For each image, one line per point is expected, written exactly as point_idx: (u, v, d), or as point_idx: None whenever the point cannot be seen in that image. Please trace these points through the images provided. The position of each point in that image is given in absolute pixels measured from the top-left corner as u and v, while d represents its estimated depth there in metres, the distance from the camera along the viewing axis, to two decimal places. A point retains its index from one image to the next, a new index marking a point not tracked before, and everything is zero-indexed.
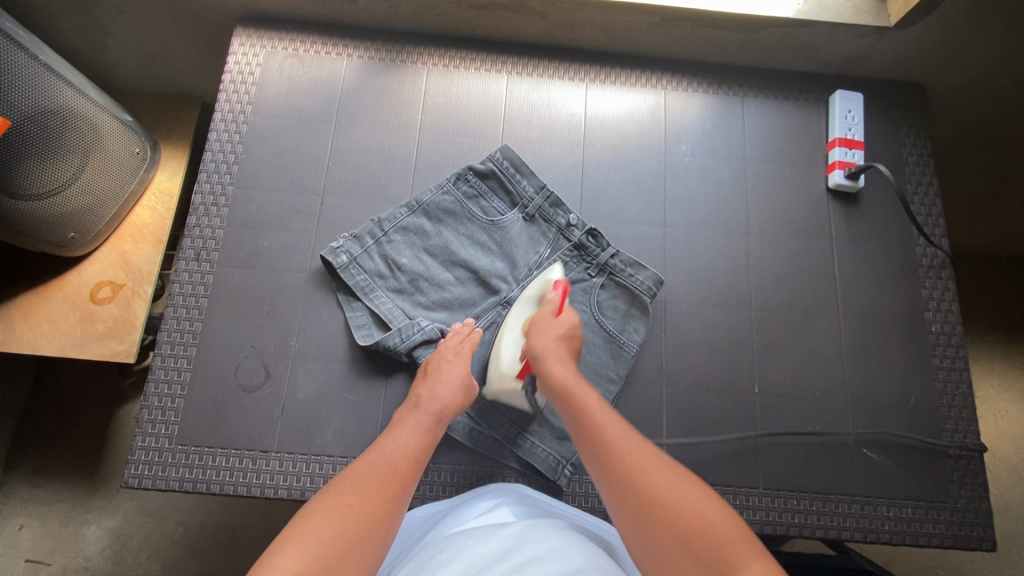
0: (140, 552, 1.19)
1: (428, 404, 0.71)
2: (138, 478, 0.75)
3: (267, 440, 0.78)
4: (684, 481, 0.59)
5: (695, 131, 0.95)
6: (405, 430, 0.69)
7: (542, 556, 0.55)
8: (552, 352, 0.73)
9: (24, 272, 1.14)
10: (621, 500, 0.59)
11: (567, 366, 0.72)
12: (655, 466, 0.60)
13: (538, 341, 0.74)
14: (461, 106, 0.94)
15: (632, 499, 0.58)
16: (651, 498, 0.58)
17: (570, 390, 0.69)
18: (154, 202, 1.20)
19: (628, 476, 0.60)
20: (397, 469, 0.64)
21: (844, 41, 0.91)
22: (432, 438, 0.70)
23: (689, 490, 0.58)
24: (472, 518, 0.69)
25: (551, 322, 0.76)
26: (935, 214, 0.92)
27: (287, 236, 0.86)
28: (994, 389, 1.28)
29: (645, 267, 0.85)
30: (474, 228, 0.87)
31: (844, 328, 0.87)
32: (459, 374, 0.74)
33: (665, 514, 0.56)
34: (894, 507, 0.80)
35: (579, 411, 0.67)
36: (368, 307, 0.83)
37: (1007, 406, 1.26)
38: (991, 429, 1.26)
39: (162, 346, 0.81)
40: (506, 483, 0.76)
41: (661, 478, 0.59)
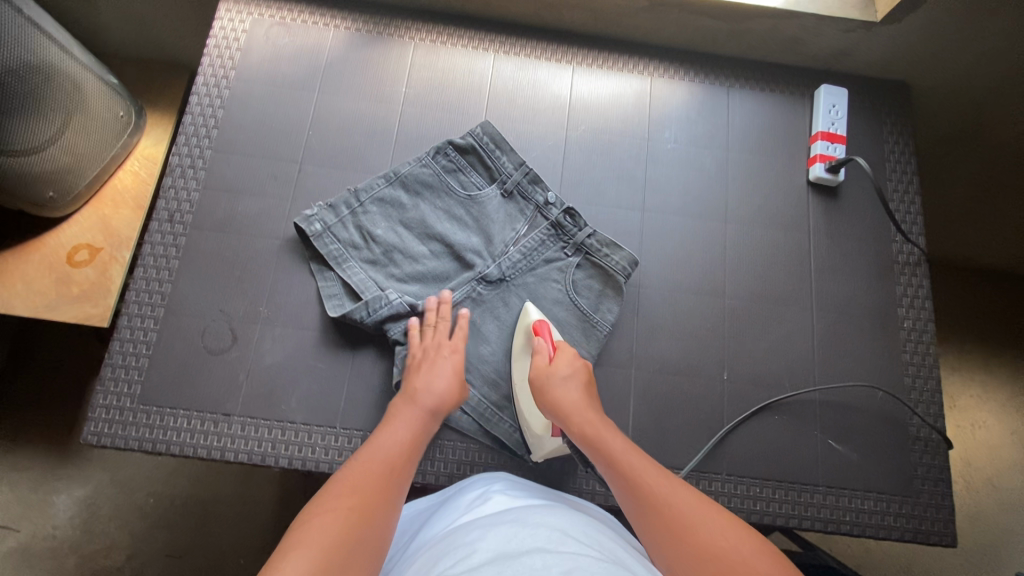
0: (110, 523, 1.18)
1: (422, 398, 0.71)
2: (97, 436, 0.75)
3: (230, 404, 0.78)
4: (720, 518, 0.56)
5: (680, 118, 0.95)
6: (399, 426, 0.68)
7: (546, 535, 0.53)
8: (578, 402, 0.71)
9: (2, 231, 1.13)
10: (668, 559, 0.55)
11: (600, 419, 0.70)
12: (699, 512, 0.57)
13: (558, 390, 0.73)
14: (446, 82, 0.94)
15: (678, 551, 0.54)
16: (698, 551, 0.53)
17: (603, 441, 0.67)
18: (136, 167, 1.19)
19: (669, 527, 0.56)
20: (395, 464, 0.63)
21: (832, 34, 0.91)
22: (427, 432, 0.69)
23: (725, 527, 0.55)
24: (465, 507, 0.67)
25: (553, 367, 0.74)
26: (913, 212, 0.92)
27: (262, 201, 0.86)
28: (970, 397, 1.28)
29: (621, 247, 0.85)
30: (451, 202, 0.87)
31: (817, 320, 0.87)
32: (452, 371, 0.74)
33: (714, 570, 0.51)
34: (856, 499, 0.80)
35: (607, 455, 0.66)
36: (340, 277, 0.82)
37: (983, 417, 1.27)
38: (968, 438, 1.26)
39: (130, 305, 0.80)
40: (489, 473, 0.74)
41: (706, 524, 0.55)
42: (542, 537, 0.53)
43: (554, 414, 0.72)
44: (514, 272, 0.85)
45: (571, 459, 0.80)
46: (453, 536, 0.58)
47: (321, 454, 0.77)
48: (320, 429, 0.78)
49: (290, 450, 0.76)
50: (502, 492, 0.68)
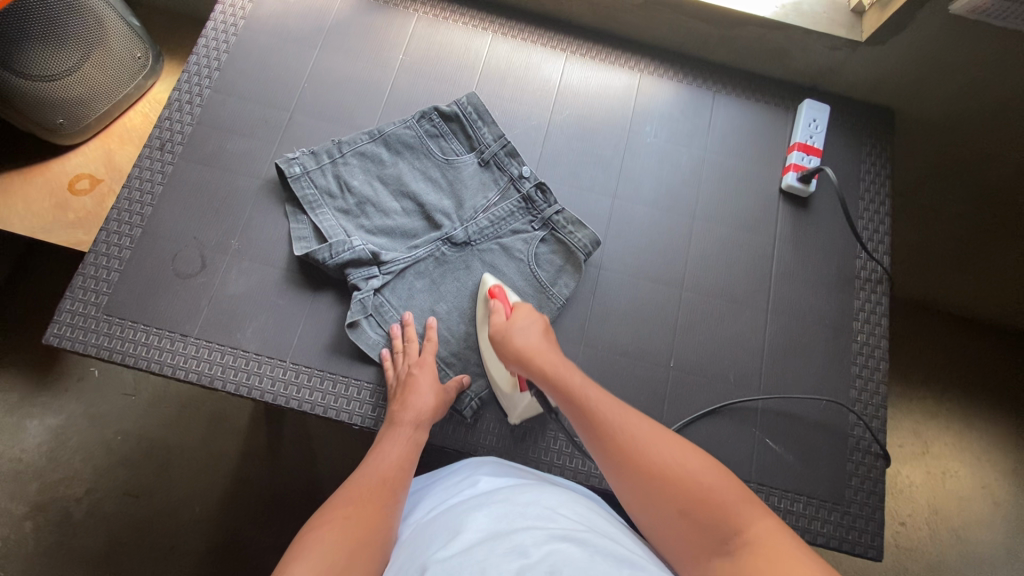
0: (75, 454, 1.21)
1: (404, 416, 0.74)
2: (58, 339, 0.78)
3: (189, 326, 0.81)
4: (675, 443, 0.59)
5: (662, 114, 0.98)
6: (390, 444, 0.71)
7: (535, 517, 0.55)
8: (537, 348, 0.72)
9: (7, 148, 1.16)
10: (625, 484, 0.58)
11: (557, 358, 0.72)
12: (653, 434, 0.60)
13: (518, 339, 0.74)
14: (441, 54, 0.98)
15: (634, 475, 0.58)
16: (653, 472, 0.57)
17: (561, 377, 0.69)
18: (148, 109, 1.21)
19: (627, 453, 0.59)
20: (389, 479, 0.66)
21: (818, 50, 0.95)
22: (416, 447, 0.73)
23: (681, 452, 0.58)
24: (452, 487, 0.68)
25: (511, 322, 0.76)
26: (881, 231, 0.94)
27: (251, 142, 0.90)
28: (944, 445, 1.25)
29: (585, 226, 0.87)
30: (429, 164, 0.90)
31: (771, 322, 0.88)
32: (429, 383, 0.76)
33: (668, 489, 0.55)
34: (787, 500, 0.80)
35: (567, 392, 0.67)
36: (311, 221, 0.85)
37: (957, 467, 1.24)
38: (937, 487, 1.23)
39: (110, 222, 0.84)
40: (475, 458, 0.75)
41: (658, 448, 0.58)
42: (533, 520, 0.54)
43: (516, 362, 0.73)
44: (479, 237, 0.87)
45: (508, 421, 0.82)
46: (446, 517, 0.59)
47: (268, 384, 0.79)
48: (270, 360, 0.80)
49: (238, 377, 0.79)
50: (488, 472, 0.70)
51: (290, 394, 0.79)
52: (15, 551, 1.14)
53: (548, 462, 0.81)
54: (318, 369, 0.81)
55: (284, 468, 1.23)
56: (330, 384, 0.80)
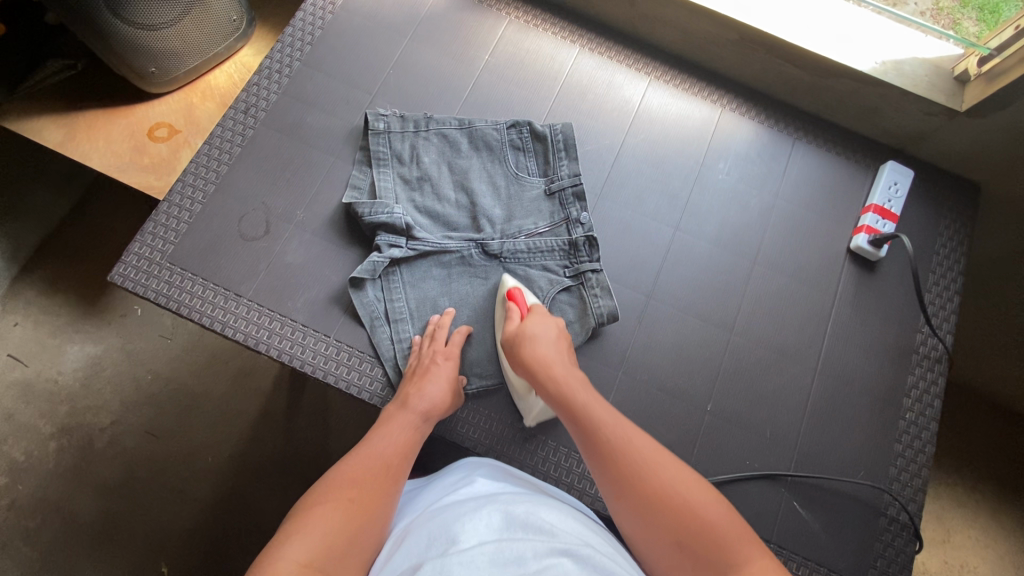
0: (107, 385, 1.26)
1: (416, 403, 0.74)
2: (122, 279, 0.81)
3: (244, 287, 0.83)
4: (675, 468, 0.61)
5: (738, 153, 0.96)
6: (395, 427, 0.72)
7: (536, 526, 0.54)
8: (550, 358, 0.74)
9: (93, 83, 1.19)
10: (626, 506, 0.61)
11: (567, 370, 0.73)
12: (659, 461, 0.62)
13: (535, 346, 0.74)
14: (526, 60, 0.98)
15: (638, 502, 0.60)
16: (655, 498, 0.59)
17: (568, 392, 0.70)
18: (232, 71, 1.25)
19: (632, 477, 0.61)
20: (389, 465, 0.67)
21: (911, 112, 0.92)
22: (421, 435, 0.73)
23: (681, 478, 0.60)
24: (447, 486, 0.68)
25: (524, 327, 0.76)
26: (948, 309, 0.90)
27: (330, 119, 0.92)
28: (969, 540, 1.19)
29: (611, 297, 0.85)
30: (498, 171, 0.90)
31: (817, 382, 0.86)
32: (448, 377, 0.77)
33: (665, 515, 0.58)
34: (805, 566, 0.78)
35: (573, 408, 0.69)
36: (372, 176, 0.88)
37: (979, 565, 1.18)
38: None
39: (187, 175, 0.87)
40: (473, 459, 0.74)
41: (661, 474, 0.61)
42: (533, 527, 0.54)
43: (524, 369, 0.74)
44: (511, 257, 0.86)
45: (533, 434, 0.81)
46: (442, 514, 0.59)
47: (309, 356, 0.81)
48: (315, 333, 0.82)
49: (282, 344, 0.81)
50: (484, 474, 0.69)
51: (328, 369, 0.81)
52: (37, 467, 1.20)
53: (567, 483, 0.80)
54: (359, 350, 0.82)
55: (300, 437, 1.24)
56: (368, 366, 0.82)
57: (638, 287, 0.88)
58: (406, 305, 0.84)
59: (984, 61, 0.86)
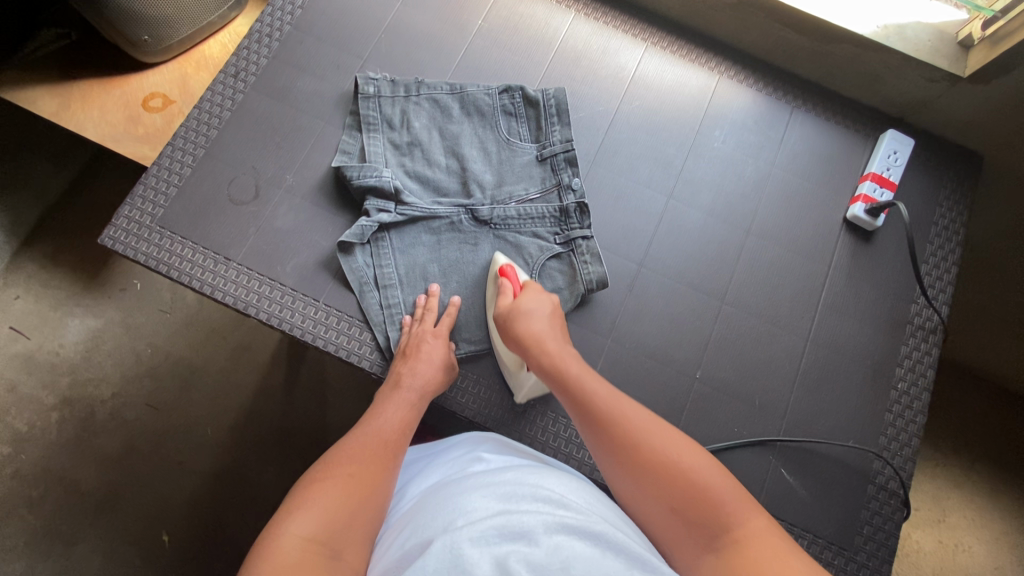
0: (107, 357, 1.27)
1: (410, 380, 0.75)
2: (113, 242, 0.81)
3: (234, 251, 0.83)
4: (669, 434, 0.61)
5: (735, 122, 0.94)
6: (392, 407, 0.73)
7: (545, 501, 0.54)
8: (543, 333, 0.73)
9: (86, 50, 1.18)
10: (625, 475, 0.60)
11: (560, 345, 0.73)
12: (653, 429, 0.62)
13: (527, 321, 0.74)
14: (521, 25, 0.96)
15: (636, 470, 0.59)
16: (656, 467, 0.59)
17: (562, 365, 0.70)
18: (226, 40, 1.24)
19: (628, 448, 0.61)
20: (386, 442, 0.68)
21: (913, 78, 0.89)
22: (416, 414, 0.73)
23: (677, 444, 0.60)
24: (451, 460, 0.68)
25: (517, 303, 0.76)
26: (945, 280, 0.89)
27: (321, 84, 0.91)
28: (963, 518, 1.19)
29: (601, 263, 0.84)
30: (490, 136, 0.89)
31: (808, 351, 0.85)
32: (439, 354, 0.77)
33: (662, 483, 0.57)
34: (791, 532, 0.78)
35: (566, 382, 0.68)
36: (362, 141, 0.87)
37: (971, 542, 1.18)
38: (947, 559, 1.17)
39: (176, 139, 0.87)
40: (477, 432, 0.74)
41: (658, 442, 0.60)
42: (542, 501, 0.54)
43: (518, 346, 0.74)
44: (501, 223, 0.86)
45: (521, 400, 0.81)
46: (450, 488, 0.59)
47: (298, 320, 0.81)
48: (304, 297, 0.82)
49: (271, 308, 0.81)
50: (490, 449, 0.69)
51: (317, 333, 0.81)
52: (40, 437, 1.22)
53: (555, 448, 0.80)
54: (349, 314, 0.82)
55: (296, 408, 1.25)
56: (357, 330, 0.82)
57: (630, 255, 0.88)
58: (395, 270, 0.83)
59: (989, 23, 0.83)
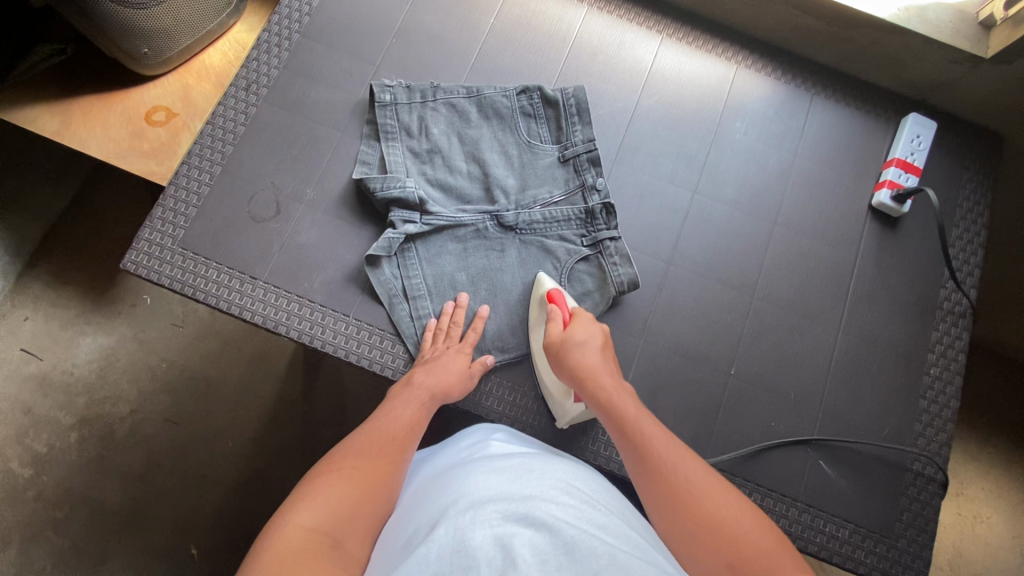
0: (122, 374, 1.26)
1: (422, 377, 0.74)
2: (134, 266, 0.80)
3: (259, 269, 0.82)
4: (722, 492, 0.59)
5: (754, 112, 0.93)
6: (401, 403, 0.71)
7: (550, 486, 0.53)
8: (597, 367, 0.72)
9: (85, 66, 1.15)
10: (671, 527, 0.57)
11: (614, 381, 0.71)
12: (707, 484, 0.59)
13: (579, 354, 0.73)
14: (534, 22, 0.94)
15: (686, 529, 0.56)
16: (707, 529, 0.56)
17: (617, 404, 0.68)
18: (227, 49, 1.21)
19: (679, 498, 0.58)
20: (394, 438, 0.66)
21: (934, 61, 0.88)
22: (427, 413, 0.72)
23: (731, 503, 0.58)
24: (461, 449, 0.67)
25: (570, 333, 0.74)
26: (973, 263, 0.88)
27: (334, 94, 0.89)
28: (982, 492, 1.20)
29: (630, 264, 0.84)
30: (510, 139, 0.88)
31: (839, 341, 0.85)
32: (458, 362, 0.76)
33: (716, 543, 0.55)
34: (833, 524, 0.79)
35: (621, 421, 0.67)
36: (381, 150, 0.86)
37: (990, 514, 1.19)
38: (967, 533, 1.18)
39: (191, 156, 0.85)
40: (488, 424, 0.73)
41: (712, 500, 0.58)
42: (547, 487, 0.53)
43: (571, 378, 0.72)
44: (527, 228, 0.85)
45: (557, 405, 0.81)
46: (457, 476, 0.59)
47: (329, 336, 0.80)
48: (334, 313, 0.81)
49: (302, 325, 0.80)
50: (502, 438, 0.69)
51: (350, 349, 0.80)
52: (60, 457, 1.21)
53: (593, 451, 0.80)
54: (380, 328, 0.81)
55: (317, 417, 1.25)
56: (389, 344, 0.81)
57: (657, 254, 0.87)
58: (424, 281, 0.83)
59: (1011, 4, 0.83)
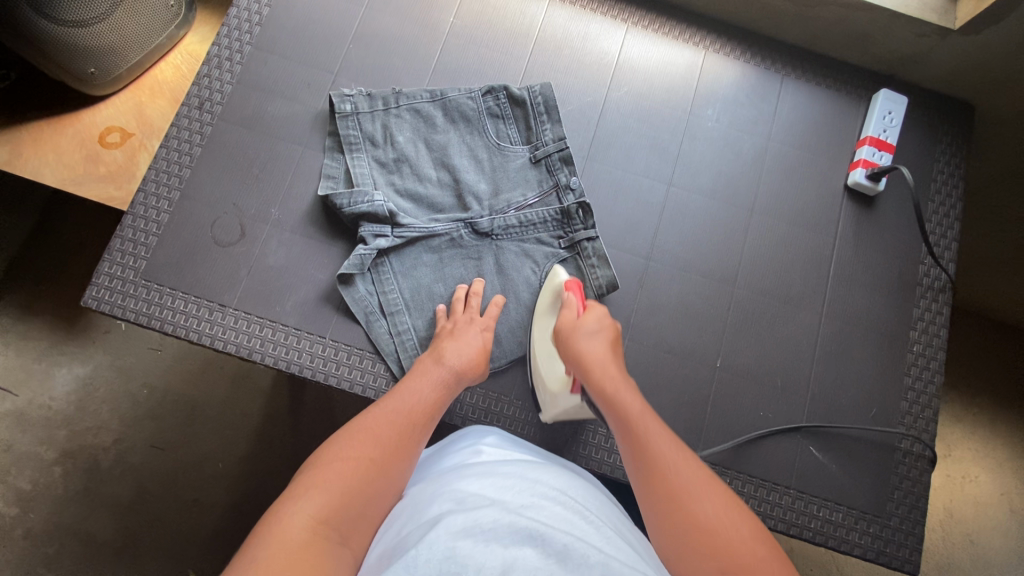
0: (103, 405, 1.22)
1: (451, 359, 0.72)
2: (96, 302, 0.76)
3: (228, 296, 0.79)
4: (720, 495, 0.56)
5: (726, 98, 0.92)
6: (422, 383, 0.69)
7: (548, 497, 0.52)
8: (604, 358, 0.71)
9: (29, 91, 1.10)
10: (665, 525, 0.55)
11: (620, 374, 0.70)
12: (706, 486, 0.57)
13: (587, 343, 0.72)
14: (495, 18, 0.91)
15: (677, 523, 0.54)
16: (697, 529, 0.53)
17: (620, 396, 0.67)
18: (179, 61, 1.15)
19: (673, 496, 0.56)
20: (412, 420, 0.63)
21: (902, 35, 0.87)
22: (446, 395, 0.69)
23: (727, 505, 0.55)
24: (455, 453, 0.65)
25: (581, 321, 0.74)
26: (949, 237, 0.88)
27: (292, 106, 0.86)
28: (971, 454, 1.21)
29: (609, 267, 0.82)
30: (479, 143, 0.85)
31: (822, 326, 0.85)
32: (478, 341, 0.75)
33: (707, 542, 0.52)
34: (826, 508, 0.79)
35: (622, 414, 0.65)
36: (346, 162, 0.83)
37: (980, 474, 1.21)
38: (959, 496, 1.20)
39: (148, 183, 0.81)
40: (483, 428, 0.71)
41: (709, 501, 0.55)
42: (540, 495, 0.52)
43: (575, 366, 0.71)
44: (503, 233, 0.83)
45: (544, 412, 0.80)
46: (446, 479, 0.57)
47: (307, 360, 0.78)
48: (310, 336, 0.79)
49: (277, 351, 0.78)
50: (492, 442, 0.67)
51: (328, 371, 0.78)
52: (44, 494, 1.17)
53: (584, 455, 0.79)
54: (359, 348, 0.79)
55: (306, 433, 1.23)
56: (369, 363, 0.79)
57: (636, 249, 0.86)
58: (401, 296, 0.81)
59: None
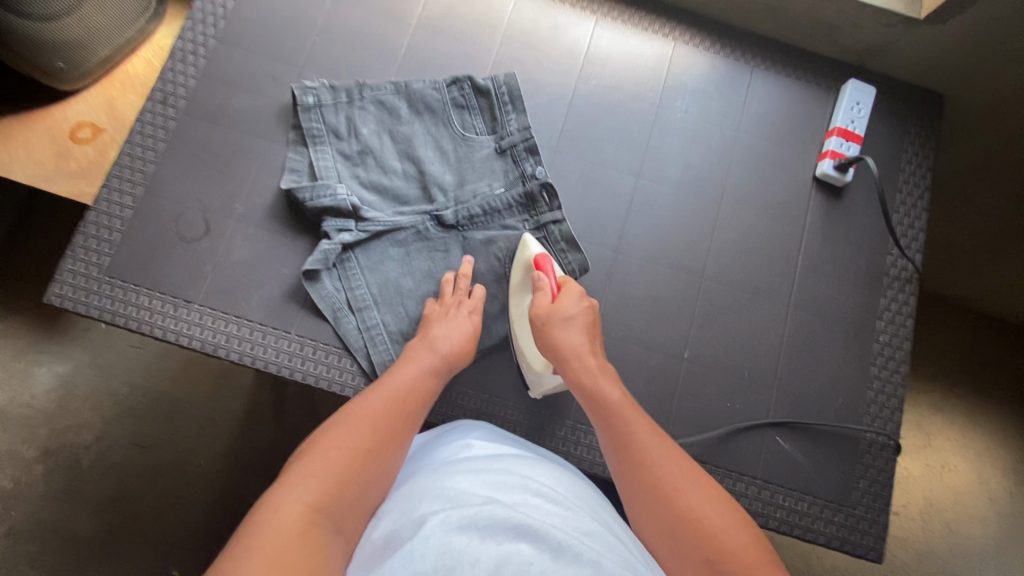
0: (82, 403, 1.22)
1: (444, 343, 0.72)
2: (59, 300, 0.76)
3: (193, 292, 0.78)
4: (699, 479, 0.60)
5: (695, 89, 0.92)
6: (412, 368, 0.69)
7: (541, 495, 0.52)
8: (581, 345, 0.72)
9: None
10: (649, 514, 0.58)
11: (597, 360, 0.71)
12: (686, 473, 0.60)
13: (566, 329, 0.72)
14: (463, 11, 0.91)
15: (664, 511, 0.57)
16: (682, 516, 0.57)
17: (599, 386, 0.68)
18: (151, 55, 1.12)
19: (657, 487, 0.59)
20: (402, 408, 0.63)
21: (868, 26, 0.87)
22: (437, 380, 0.70)
23: (705, 490, 0.59)
24: (445, 445, 0.65)
25: (558, 306, 0.74)
26: (917, 228, 0.89)
27: (257, 100, 0.85)
28: (947, 443, 1.22)
29: (578, 249, 0.83)
30: (444, 134, 0.85)
31: (790, 317, 0.85)
32: (468, 325, 0.75)
33: (692, 528, 0.56)
34: (792, 497, 0.80)
35: (603, 404, 0.67)
36: (310, 156, 0.82)
37: (957, 462, 1.22)
38: (936, 484, 1.21)
39: (111, 178, 0.81)
40: (469, 424, 0.70)
41: (689, 489, 0.58)
42: (532, 493, 0.52)
43: (554, 353, 0.72)
44: (469, 224, 0.83)
45: (512, 406, 0.80)
46: (436, 473, 0.56)
47: (273, 355, 0.78)
48: (275, 331, 0.78)
49: (243, 346, 0.77)
50: (481, 437, 0.66)
51: (295, 366, 0.78)
52: (25, 492, 1.17)
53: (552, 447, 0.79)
54: (325, 342, 0.79)
55: (286, 428, 1.23)
56: (336, 358, 0.78)
57: (605, 242, 0.86)
58: (368, 291, 0.80)
59: None
